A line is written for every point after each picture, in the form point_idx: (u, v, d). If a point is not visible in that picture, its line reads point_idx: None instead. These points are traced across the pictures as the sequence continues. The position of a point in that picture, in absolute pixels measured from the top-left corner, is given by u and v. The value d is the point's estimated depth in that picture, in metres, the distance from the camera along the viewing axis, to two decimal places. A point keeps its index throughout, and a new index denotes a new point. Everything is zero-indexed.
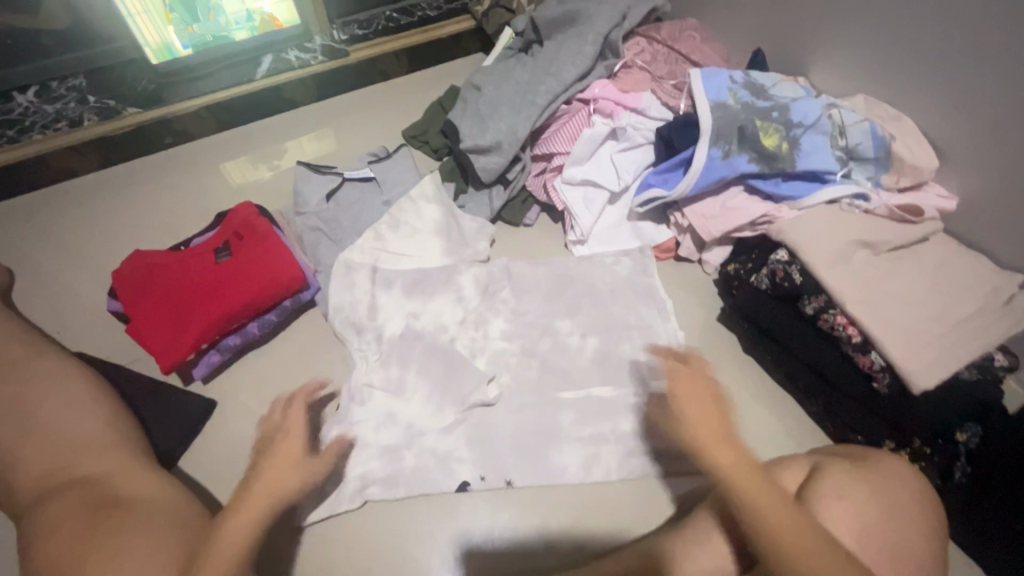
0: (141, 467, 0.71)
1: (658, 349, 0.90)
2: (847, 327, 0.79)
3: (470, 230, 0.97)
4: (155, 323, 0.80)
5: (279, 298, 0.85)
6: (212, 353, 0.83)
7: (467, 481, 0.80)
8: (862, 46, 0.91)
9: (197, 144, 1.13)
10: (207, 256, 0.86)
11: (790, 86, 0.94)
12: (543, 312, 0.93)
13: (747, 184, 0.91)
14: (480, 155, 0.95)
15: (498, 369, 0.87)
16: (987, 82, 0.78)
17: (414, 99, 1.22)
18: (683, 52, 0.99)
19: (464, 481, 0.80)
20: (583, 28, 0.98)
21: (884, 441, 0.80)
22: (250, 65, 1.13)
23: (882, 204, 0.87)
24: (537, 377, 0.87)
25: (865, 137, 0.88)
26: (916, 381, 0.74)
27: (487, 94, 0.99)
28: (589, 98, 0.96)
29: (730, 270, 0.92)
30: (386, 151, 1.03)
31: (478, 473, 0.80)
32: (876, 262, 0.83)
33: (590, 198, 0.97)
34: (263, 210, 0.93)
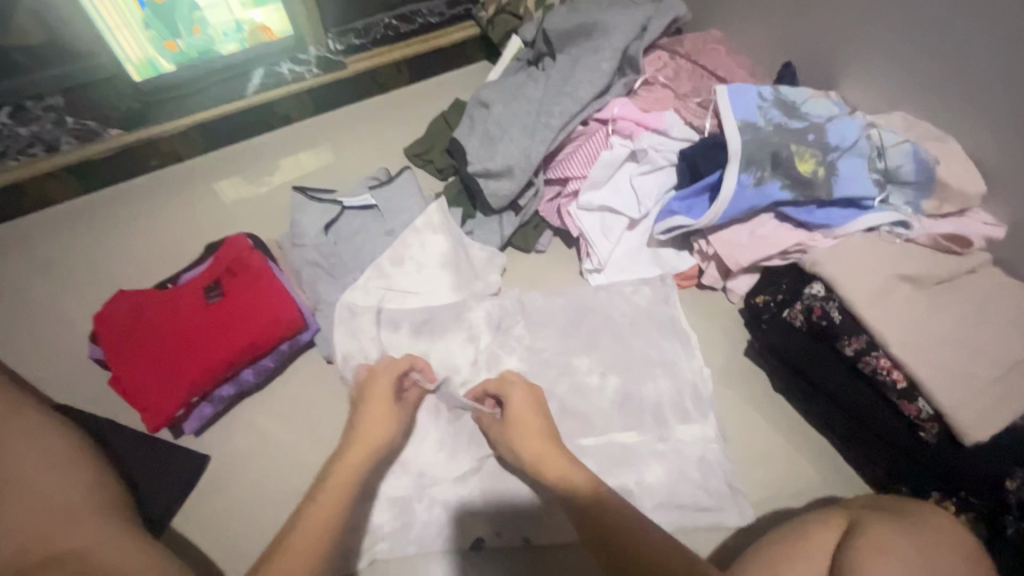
0: (129, 535, 0.63)
1: (681, 389, 0.85)
2: (891, 370, 0.73)
3: (479, 261, 0.90)
4: (142, 375, 0.75)
5: (275, 343, 0.79)
6: (205, 404, 0.77)
7: (481, 538, 0.73)
8: (902, 60, 0.84)
9: (185, 165, 1.05)
10: (197, 297, 0.79)
11: (823, 103, 0.87)
12: (559, 349, 0.87)
13: (778, 212, 0.85)
14: (490, 179, 0.89)
15: None
16: None
17: (416, 113, 1.15)
18: (709, 66, 0.92)
19: (478, 538, 0.73)
20: (599, 41, 0.91)
21: (926, 490, 0.74)
22: (240, 79, 1.05)
23: (923, 233, 0.81)
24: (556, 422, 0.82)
25: (906, 160, 0.81)
26: (967, 432, 0.68)
27: (497, 113, 0.92)
28: (607, 118, 0.90)
29: (759, 301, 0.86)
30: (387, 175, 0.96)
31: (494, 529, 0.73)
32: (919, 297, 0.77)
33: (607, 225, 0.91)
34: (257, 242, 0.86)
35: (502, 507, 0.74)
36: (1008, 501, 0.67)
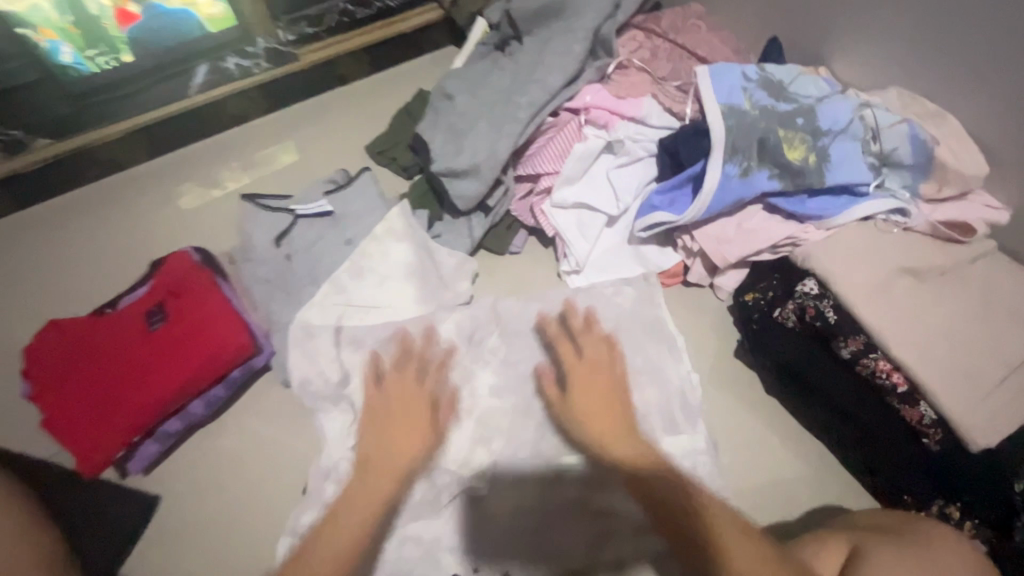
0: None
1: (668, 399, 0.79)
2: (891, 373, 0.68)
3: (449, 268, 0.84)
4: (76, 414, 0.68)
5: (226, 371, 0.72)
6: (149, 443, 0.70)
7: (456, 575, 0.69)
8: (894, 32, 0.77)
9: (126, 172, 0.97)
10: (137, 323, 0.72)
11: (813, 81, 0.80)
12: (537, 360, 0.80)
13: (766, 203, 0.79)
14: (456, 179, 0.82)
15: (488, 431, 0.76)
16: None
17: (378, 106, 1.06)
18: (689, 46, 0.84)
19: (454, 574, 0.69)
20: (567, 22, 0.84)
21: (932, 501, 0.69)
22: (183, 77, 0.97)
23: (923, 220, 0.75)
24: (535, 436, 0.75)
25: (902, 141, 0.75)
26: (973, 437, 0.64)
27: (460, 105, 0.84)
28: (579, 107, 0.82)
29: (749, 300, 0.80)
30: (346, 176, 0.89)
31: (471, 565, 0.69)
32: (919, 291, 0.71)
33: (585, 223, 0.84)
34: (205, 259, 0.79)
35: (476, 557, 0.69)
36: (1017, 508, 0.63)
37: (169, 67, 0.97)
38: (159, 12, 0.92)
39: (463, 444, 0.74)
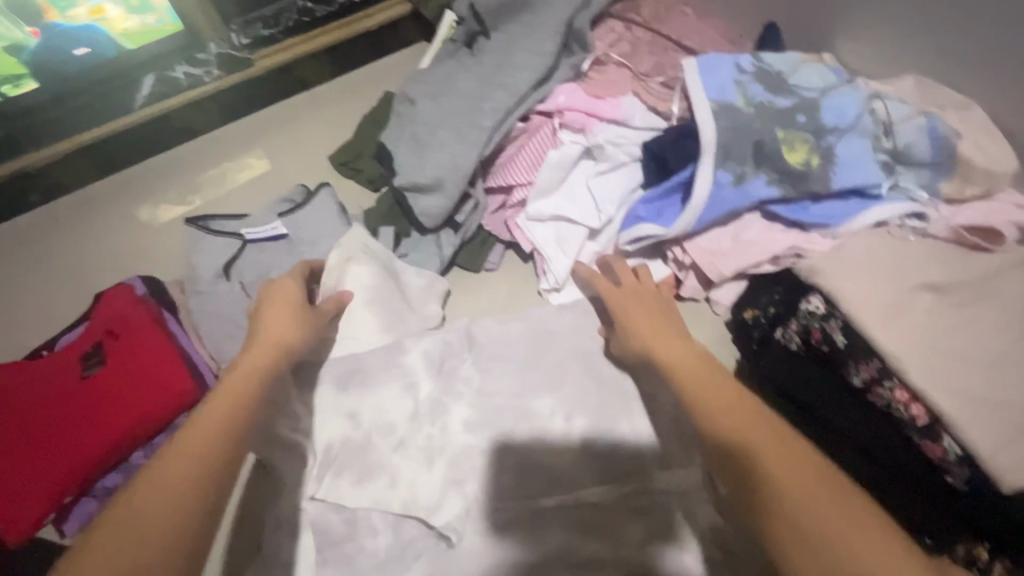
0: None
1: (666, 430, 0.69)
2: (909, 405, 0.60)
3: (417, 288, 0.78)
4: (2, 474, 0.62)
5: (169, 418, 0.65)
6: (87, 500, 0.64)
7: None
8: (906, 11, 0.68)
9: (79, 195, 0.92)
10: (73, 368, 0.67)
11: (815, 70, 0.71)
12: (515, 390, 0.72)
13: (765, 211, 0.71)
14: (420, 195, 0.74)
15: (459, 474, 0.67)
16: None
17: (343, 113, 0.99)
18: (673, 36, 0.76)
19: None
20: (537, 15, 0.75)
21: (955, 546, 0.60)
22: (126, 89, 0.89)
23: (944, 225, 0.67)
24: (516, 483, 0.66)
25: (917, 136, 0.67)
26: (1006, 478, 0.55)
27: (422, 112, 0.77)
28: (552, 110, 0.74)
29: (748, 317, 0.73)
30: (303, 194, 0.82)
31: None
32: (943, 310, 0.62)
33: (564, 237, 0.76)
34: (149, 292, 0.73)
35: None
36: None
37: (115, 83, 0.88)
38: (63, 30, 0.81)
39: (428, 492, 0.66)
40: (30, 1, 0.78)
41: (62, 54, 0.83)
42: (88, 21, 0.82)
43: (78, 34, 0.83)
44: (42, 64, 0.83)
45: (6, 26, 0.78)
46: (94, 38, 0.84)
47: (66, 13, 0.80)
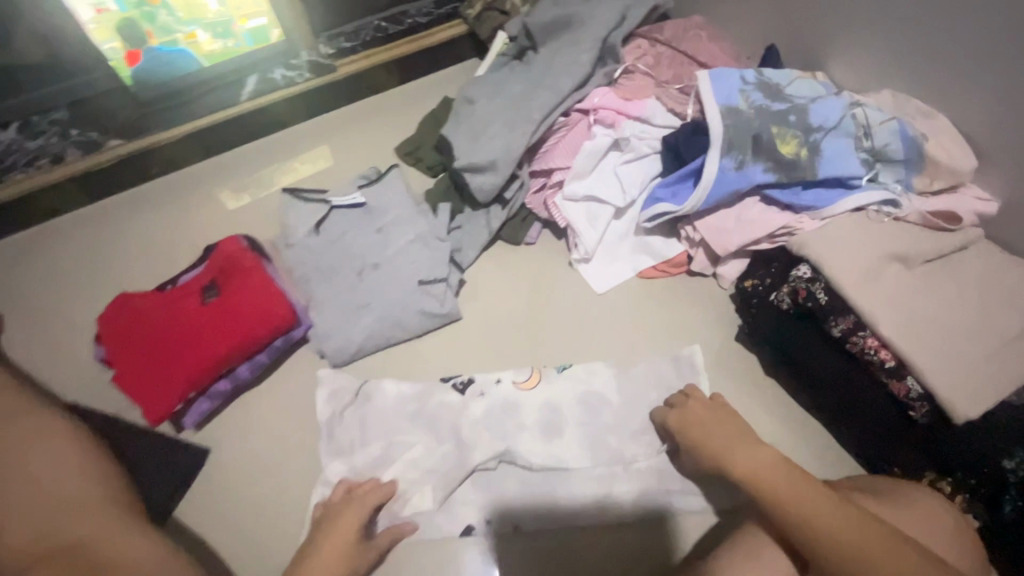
0: (140, 532, 0.66)
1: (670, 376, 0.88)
2: (878, 350, 0.72)
3: (462, 240, 0.94)
4: (142, 372, 0.78)
5: (270, 339, 0.81)
6: (203, 400, 0.80)
7: (472, 525, 0.76)
8: (883, 39, 0.84)
9: (183, 172, 1.08)
10: (194, 297, 0.83)
11: (807, 84, 0.86)
12: (548, 345, 0.90)
13: (763, 195, 0.85)
14: (475, 174, 0.90)
15: (501, 406, 0.84)
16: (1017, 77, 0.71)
17: (407, 113, 1.16)
18: (689, 53, 0.92)
19: (469, 525, 0.76)
20: (579, 32, 0.92)
21: (921, 472, 0.74)
22: (235, 86, 1.08)
23: (914, 211, 0.79)
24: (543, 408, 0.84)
25: (892, 138, 0.80)
26: (956, 410, 0.67)
27: (481, 107, 0.93)
28: (588, 108, 0.90)
29: (748, 286, 0.86)
30: (377, 173, 0.98)
31: (484, 517, 0.77)
32: (909, 277, 0.76)
33: (595, 214, 0.91)
34: (252, 243, 0.89)
35: (489, 516, 0.77)
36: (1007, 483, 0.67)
37: (228, 82, 1.08)
38: (161, 52, 1.00)
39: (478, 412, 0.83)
40: (139, 30, 0.97)
41: (175, 70, 1.03)
42: (182, 44, 1.01)
43: (177, 58, 1.02)
44: (143, 79, 1.01)
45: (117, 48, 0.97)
46: (185, 58, 1.03)
47: (165, 38, 0.99)
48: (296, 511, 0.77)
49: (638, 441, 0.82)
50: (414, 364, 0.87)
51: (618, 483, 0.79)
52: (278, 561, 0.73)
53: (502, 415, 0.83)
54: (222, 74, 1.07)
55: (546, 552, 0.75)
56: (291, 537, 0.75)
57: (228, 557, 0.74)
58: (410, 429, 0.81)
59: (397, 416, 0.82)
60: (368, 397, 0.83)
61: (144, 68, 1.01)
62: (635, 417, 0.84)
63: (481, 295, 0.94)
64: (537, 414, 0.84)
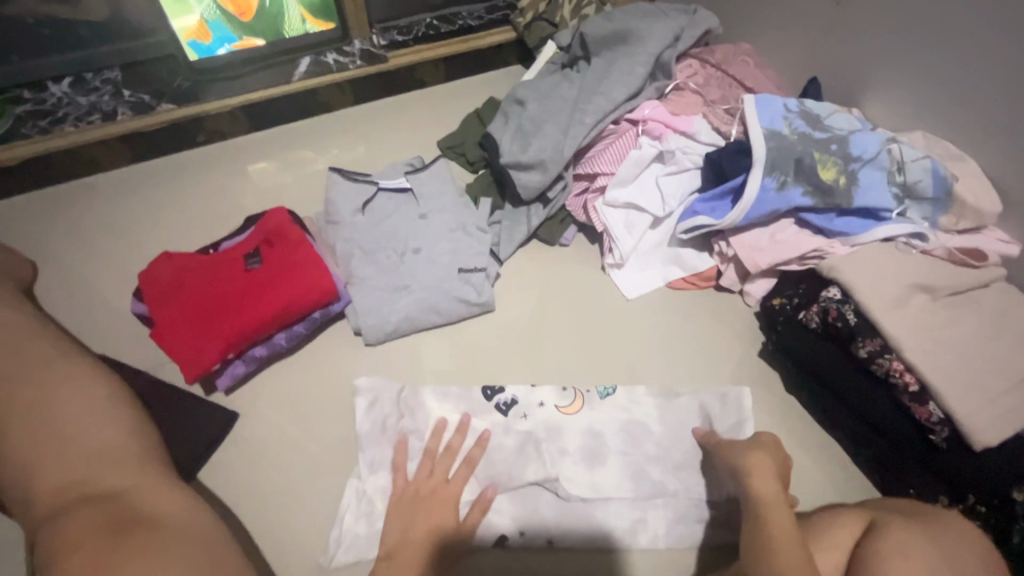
0: (166, 484, 0.65)
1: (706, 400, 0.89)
2: (903, 374, 0.75)
3: (501, 235, 0.96)
4: (181, 330, 0.79)
5: (310, 310, 0.82)
6: (238, 363, 0.81)
7: (505, 536, 0.76)
8: (918, 84, 0.89)
9: (227, 144, 1.10)
10: (237, 263, 0.84)
11: (846, 117, 0.90)
12: (577, 348, 0.92)
13: (798, 218, 0.88)
14: (522, 171, 0.93)
15: (530, 407, 0.85)
16: None
17: (450, 110, 1.19)
18: (738, 77, 0.97)
19: (502, 535, 0.76)
20: (635, 46, 0.97)
21: (936, 495, 0.75)
22: (288, 65, 1.11)
23: (941, 245, 0.83)
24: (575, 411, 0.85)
25: (925, 175, 0.84)
26: (976, 436, 0.70)
27: (533, 108, 0.97)
28: (638, 119, 0.94)
29: (776, 304, 0.88)
30: (422, 163, 1.00)
31: (518, 527, 0.76)
32: (933, 306, 0.79)
33: (632, 222, 0.94)
34: (296, 217, 0.90)
35: (523, 525, 0.76)
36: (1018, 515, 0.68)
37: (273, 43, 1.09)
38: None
39: (497, 397, 0.85)
40: None
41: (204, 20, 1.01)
42: None
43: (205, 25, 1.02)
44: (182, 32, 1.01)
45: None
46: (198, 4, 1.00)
47: None
48: (317, 481, 0.78)
49: (648, 433, 0.84)
50: (445, 349, 0.89)
51: (635, 480, 0.80)
52: (304, 529, 0.75)
53: (525, 407, 0.85)
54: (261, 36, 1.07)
55: (559, 540, 0.76)
56: (310, 505, 0.76)
57: (251, 522, 0.75)
58: (421, 402, 0.83)
59: (419, 401, 0.83)
60: (393, 382, 0.85)
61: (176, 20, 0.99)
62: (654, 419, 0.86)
63: (512, 290, 0.97)
64: (572, 427, 0.84)
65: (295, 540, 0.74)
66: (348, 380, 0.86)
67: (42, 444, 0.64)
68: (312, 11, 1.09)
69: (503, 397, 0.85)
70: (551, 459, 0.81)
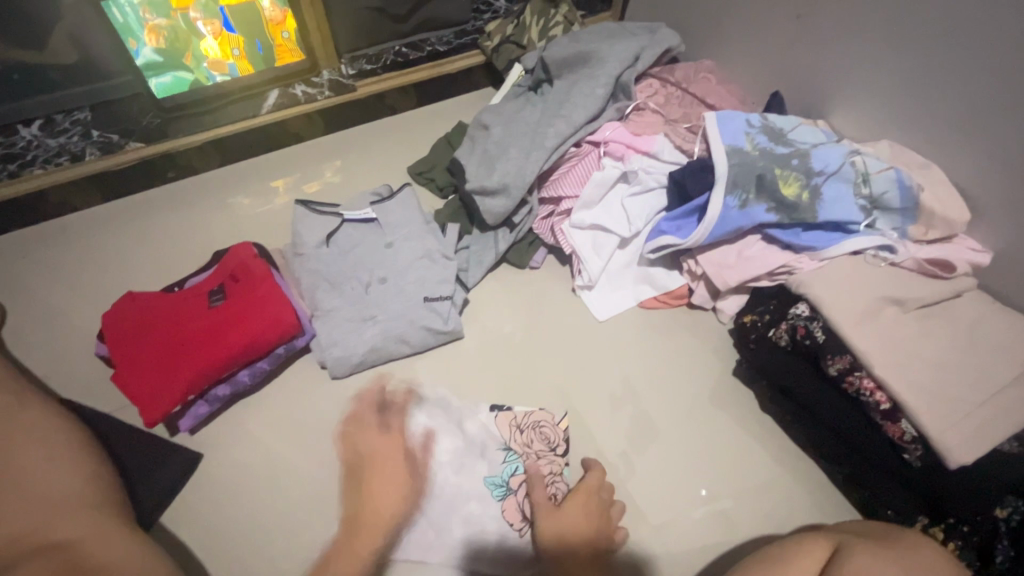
0: (120, 531, 0.64)
1: (679, 421, 0.88)
2: (874, 392, 0.73)
3: (469, 260, 0.96)
4: (142, 370, 0.79)
5: (273, 345, 0.82)
6: (201, 403, 0.81)
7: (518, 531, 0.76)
8: (880, 96, 0.89)
9: (199, 177, 1.11)
10: (200, 300, 0.84)
11: (810, 130, 0.90)
12: (549, 372, 0.91)
13: (764, 233, 0.87)
14: (486, 197, 0.93)
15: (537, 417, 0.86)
16: (1009, 135, 0.75)
17: (422, 135, 1.20)
18: (699, 94, 0.98)
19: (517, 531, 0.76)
20: (595, 68, 0.97)
21: (915, 516, 0.74)
22: (256, 98, 1.11)
23: (909, 257, 0.82)
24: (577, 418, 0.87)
25: (890, 186, 0.83)
26: (952, 455, 0.67)
27: (496, 133, 0.97)
28: (599, 140, 0.95)
29: (747, 321, 0.87)
30: (389, 191, 1.01)
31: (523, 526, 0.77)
32: (904, 320, 0.77)
33: (599, 243, 0.94)
34: (261, 252, 0.91)
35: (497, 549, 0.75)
36: (999, 533, 0.68)
37: (254, 69, 1.09)
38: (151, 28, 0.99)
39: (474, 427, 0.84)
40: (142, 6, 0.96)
41: (177, 58, 1.03)
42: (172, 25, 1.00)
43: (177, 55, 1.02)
44: (150, 66, 1.02)
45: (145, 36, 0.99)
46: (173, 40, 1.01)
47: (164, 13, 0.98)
48: (290, 516, 0.77)
49: (637, 444, 0.85)
50: (413, 378, 0.88)
51: None
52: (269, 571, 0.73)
53: (530, 430, 0.84)
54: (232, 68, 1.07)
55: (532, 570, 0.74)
56: (278, 539, 0.75)
57: (216, 565, 0.73)
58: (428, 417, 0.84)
59: (424, 409, 0.84)
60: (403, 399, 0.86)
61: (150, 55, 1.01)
62: (625, 437, 0.86)
63: (485, 315, 0.96)
64: (580, 434, 0.85)
65: None
66: (316, 414, 0.85)
67: None
68: (288, 45, 1.10)
69: (519, 416, 0.85)
70: (510, 474, 0.80)
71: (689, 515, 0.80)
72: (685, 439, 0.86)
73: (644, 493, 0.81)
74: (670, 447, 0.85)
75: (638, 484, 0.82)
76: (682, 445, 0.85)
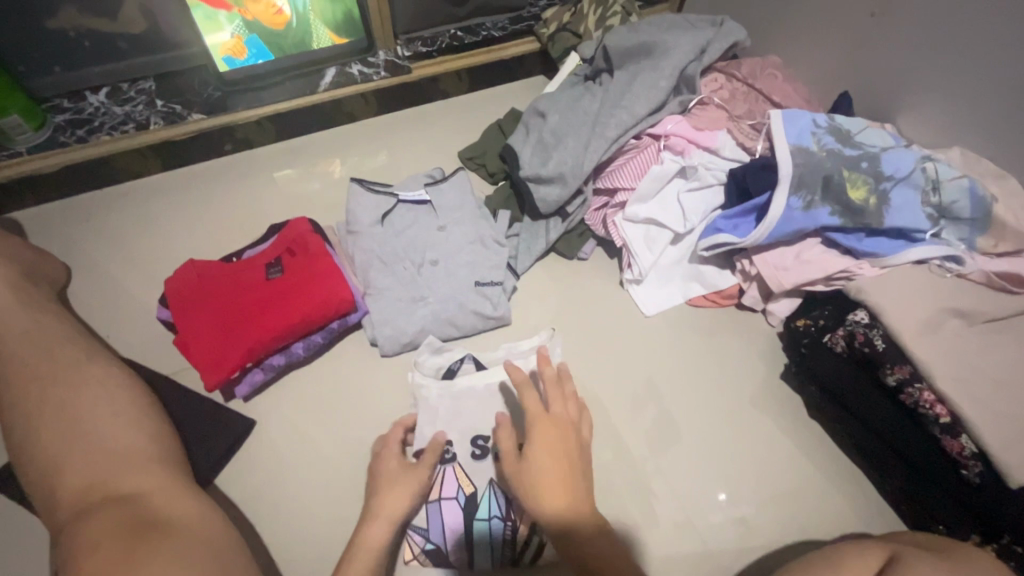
0: (180, 491, 0.66)
1: (722, 421, 0.87)
2: (934, 405, 0.72)
3: (519, 247, 0.96)
4: (203, 336, 0.81)
5: (328, 320, 0.84)
6: (256, 371, 0.83)
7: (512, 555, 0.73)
8: (955, 102, 0.86)
9: (254, 151, 1.13)
10: (258, 271, 0.86)
11: (878, 133, 0.88)
12: (594, 364, 0.91)
13: (825, 238, 0.85)
14: (541, 185, 0.92)
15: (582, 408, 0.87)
16: None
17: (473, 120, 1.20)
18: (764, 91, 0.97)
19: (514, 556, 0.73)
20: (659, 59, 0.96)
21: (967, 532, 0.71)
22: (314, 76, 1.12)
23: (977, 269, 0.79)
24: (620, 411, 0.87)
25: (962, 196, 0.80)
26: (1013, 474, 0.66)
27: (554, 121, 0.96)
28: (660, 133, 0.93)
29: (800, 325, 0.86)
30: (443, 174, 1.01)
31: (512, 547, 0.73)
32: (969, 334, 0.75)
33: (652, 238, 0.93)
34: (317, 227, 0.92)
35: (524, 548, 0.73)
36: None
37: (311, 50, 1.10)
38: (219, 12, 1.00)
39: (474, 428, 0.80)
40: None
41: (241, 41, 1.04)
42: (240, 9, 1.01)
43: (241, 40, 1.04)
44: (215, 49, 1.03)
45: (214, 19, 1.00)
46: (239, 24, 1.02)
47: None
48: (335, 488, 0.79)
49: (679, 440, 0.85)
50: None
51: (649, 500, 0.80)
52: (315, 537, 0.75)
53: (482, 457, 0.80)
54: (292, 48, 1.08)
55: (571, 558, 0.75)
56: (326, 508, 0.77)
57: (264, 528, 0.75)
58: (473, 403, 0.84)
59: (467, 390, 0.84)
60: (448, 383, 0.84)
61: (216, 38, 1.02)
62: (667, 433, 0.86)
63: (529, 303, 0.96)
64: (623, 428, 0.86)
65: (308, 547, 0.74)
66: (364, 390, 0.86)
67: (65, 448, 0.65)
68: (339, 30, 1.10)
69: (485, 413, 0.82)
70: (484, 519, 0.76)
71: (721, 515, 0.80)
72: (728, 440, 0.85)
73: (683, 488, 0.81)
74: (712, 447, 0.85)
75: (679, 482, 0.82)
76: (725, 446, 0.85)
